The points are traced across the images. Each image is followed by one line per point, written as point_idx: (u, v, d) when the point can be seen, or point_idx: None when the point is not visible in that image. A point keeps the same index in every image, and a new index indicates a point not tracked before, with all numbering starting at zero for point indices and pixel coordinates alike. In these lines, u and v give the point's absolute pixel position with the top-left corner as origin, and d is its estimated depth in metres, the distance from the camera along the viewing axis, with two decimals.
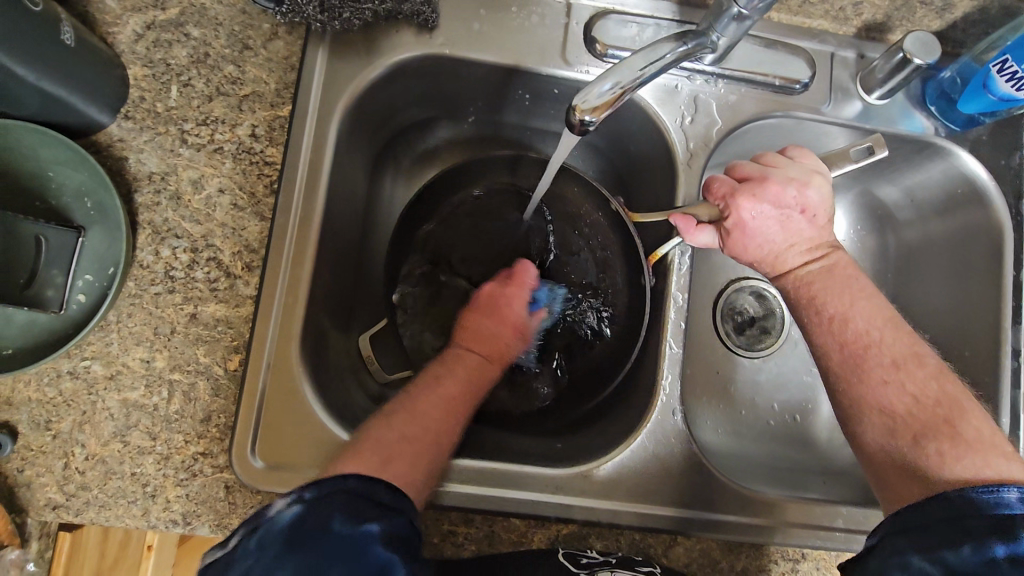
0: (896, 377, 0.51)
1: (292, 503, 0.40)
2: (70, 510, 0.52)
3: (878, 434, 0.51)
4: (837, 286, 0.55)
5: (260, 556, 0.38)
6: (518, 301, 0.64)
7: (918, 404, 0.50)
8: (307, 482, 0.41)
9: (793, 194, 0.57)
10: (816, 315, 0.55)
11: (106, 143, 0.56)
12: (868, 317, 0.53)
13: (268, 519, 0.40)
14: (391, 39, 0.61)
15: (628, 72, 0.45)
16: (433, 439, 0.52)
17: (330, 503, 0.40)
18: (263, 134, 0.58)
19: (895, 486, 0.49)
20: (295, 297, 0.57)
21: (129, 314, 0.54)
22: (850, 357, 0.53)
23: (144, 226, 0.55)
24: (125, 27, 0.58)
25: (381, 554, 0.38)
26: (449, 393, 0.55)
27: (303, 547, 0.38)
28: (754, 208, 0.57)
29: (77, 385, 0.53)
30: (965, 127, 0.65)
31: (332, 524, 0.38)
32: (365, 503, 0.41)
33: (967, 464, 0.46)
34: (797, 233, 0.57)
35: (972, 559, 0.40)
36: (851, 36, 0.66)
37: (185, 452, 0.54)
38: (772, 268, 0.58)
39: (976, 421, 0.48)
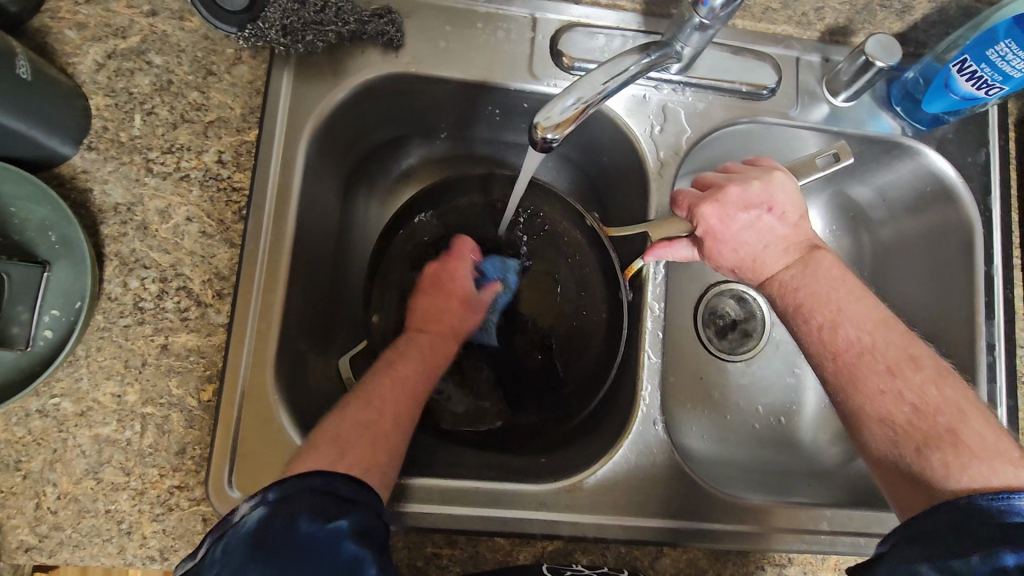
0: (893, 385, 0.50)
1: (256, 506, 0.40)
2: (43, 551, 0.51)
3: (879, 444, 0.50)
4: (823, 292, 0.55)
5: (227, 562, 0.38)
6: (461, 274, 0.65)
7: (918, 412, 0.48)
8: (270, 484, 0.41)
9: (757, 191, 0.58)
10: (804, 324, 0.55)
11: (70, 175, 0.55)
12: (858, 323, 0.52)
13: (233, 524, 0.40)
14: (357, 59, 0.61)
15: (589, 88, 0.45)
16: (392, 422, 0.51)
17: (295, 501, 0.39)
18: (230, 160, 0.57)
19: (901, 494, 0.48)
20: (268, 323, 0.56)
21: (98, 348, 0.54)
22: (844, 366, 0.52)
23: (111, 258, 0.55)
24: (86, 58, 0.57)
25: (350, 549, 0.38)
26: (404, 373, 0.55)
27: (267, 549, 0.37)
28: (720, 214, 0.58)
29: (46, 423, 0.52)
30: (932, 126, 0.66)
31: (296, 526, 0.38)
32: (328, 499, 0.40)
33: (974, 472, 0.45)
34: (769, 230, 0.58)
35: (981, 569, 0.38)
36: (816, 41, 0.66)
37: (160, 486, 0.53)
38: (753, 273, 0.58)
39: (978, 425, 0.47)
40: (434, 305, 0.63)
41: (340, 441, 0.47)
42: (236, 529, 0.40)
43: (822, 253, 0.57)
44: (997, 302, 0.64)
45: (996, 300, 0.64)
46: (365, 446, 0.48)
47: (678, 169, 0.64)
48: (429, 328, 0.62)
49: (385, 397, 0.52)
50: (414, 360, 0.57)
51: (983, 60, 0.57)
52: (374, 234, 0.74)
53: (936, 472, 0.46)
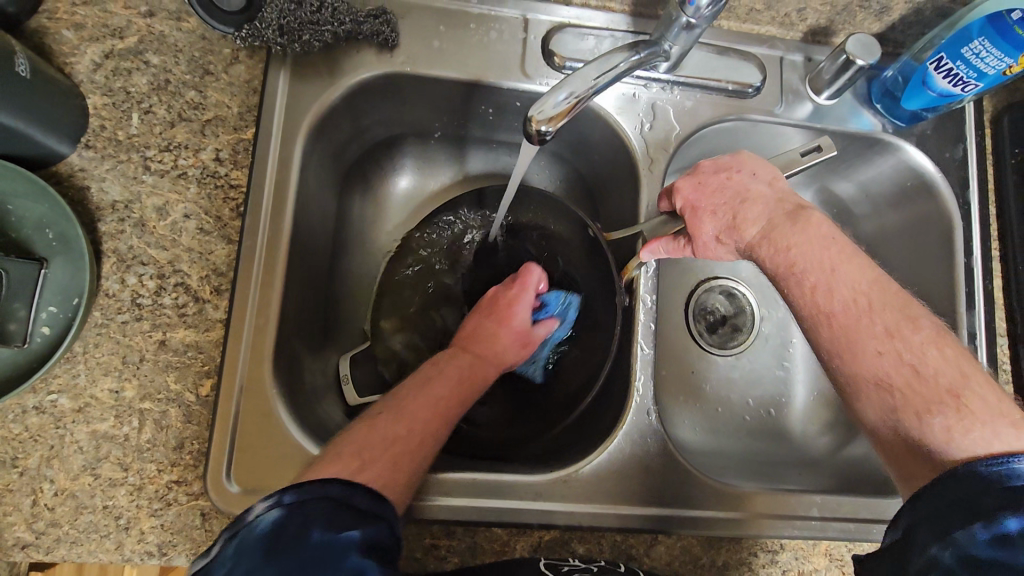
0: (891, 346, 0.48)
1: (271, 507, 0.38)
2: (39, 548, 0.51)
3: (878, 408, 0.49)
4: (816, 253, 0.53)
5: (238, 564, 0.36)
6: (523, 305, 0.63)
7: (917, 375, 0.47)
8: (287, 486, 0.39)
9: (726, 161, 0.61)
10: (797, 287, 0.54)
11: (67, 173, 0.56)
12: (854, 284, 0.51)
13: (246, 524, 0.38)
14: (353, 58, 0.62)
15: (581, 83, 0.47)
16: (418, 443, 0.50)
17: (310, 508, 0.38)
18: (228, 158, 0.58)
19: (903, 463, 0.48)
20: (266, 319, 0.57)
21: (96, 344, 0.54)
22: (840, 330, 0.51)
23: (109, 255, 0.55)
24: (83, 58, 0.58)
25: (359, 562, 0.36)
26: (436, 397, 0.54)
27: (280, 555, 0.36)
28: (693, 181, 0.60)
29: (43, 420, 0.52)
30: (911, 123, 0.68)
31: (311, 533, 0.36)
32: (343, 510, 0.39)
33: (977, 437, 0.44)
34: (748, 191, 0.58)
35: (982, 538, 0.38)
36: (798, 41, 0.69)
37: (159, 481, 0.53)
38: (738, 236, 0.58)
39: (981, 389, 0.46)
40: (493, 330, 0.62)
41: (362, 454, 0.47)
42: (249, 529, 0.38)
43: (809, 211, 0.56)
44: (976, 292, 0.66)
45: (975, 290, 0.66)
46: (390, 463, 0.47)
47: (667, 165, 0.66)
48: (471, 348, 0.61)
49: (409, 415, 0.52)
50: (448, 380, 0.57)
51: (958, 58, 0.59)
52: (369, 233, 0.75)
53: (937, 439, 0.45)
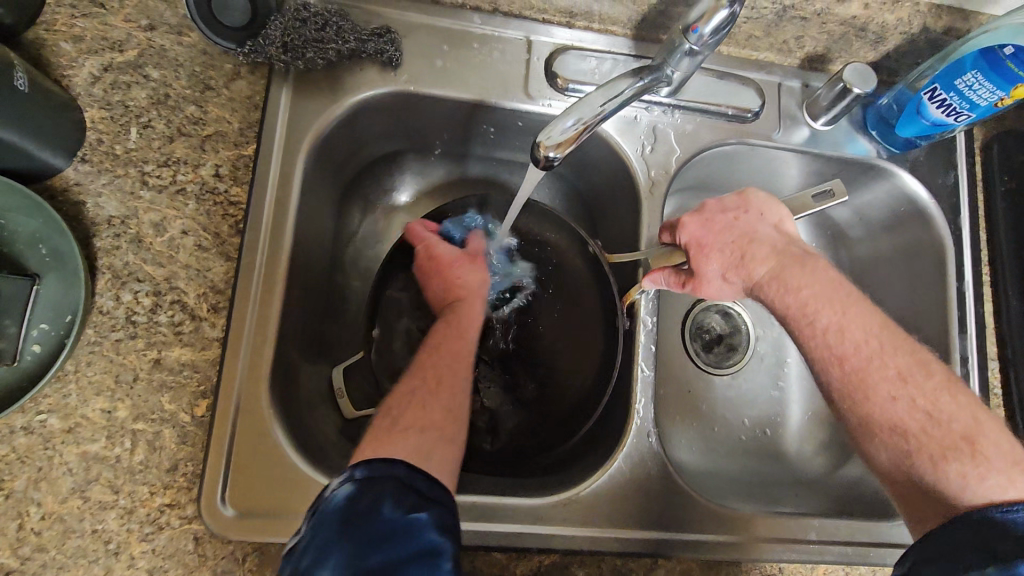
0: (904, 392, 0.51)
1: (345, 483, 0.41)
2: (24, 575, 0.49)
3: (892, 453, 0.50)
4: (827, 295, 0.56)
5: (320, 535, 0.39)
6: (438, 246, 0.66)
7: (932, 420, 0.49)
8: (359, 462, 0.42)
9: (733, 201, 0.63)
10: (809, 327, 0.56)
11: (62, 187, 0.55)
12: (866, 329, 0.54)
13: (326, 497, 0.41)
14: (355, 76, 0.62)
15: (589, 109, 0.47)
16: (433, 393, 0.52)
17: (379, 485, 0.40)
18: (227, 174, 0.57)
19: (915, 507, 0.49)
20: (265, 337, 0.56)
21: (88, 363, 0.53)
22: (851, 371, 0.53)
23: (103, 271, 0.54)
24: (80, 70, 0.57)
25: (430, 538, 0.38)
26: (456, 346, 0.57)
27: (359, 528, 0.38)
28: (702, 219, 0.62)
29: (31, 441, 0.51)
30: (904, 149, 0.69)
31: (381, 508, 0.39)
32: (409, 490, 0.40)
33: (992, 484, 0.46)
34: (756, 232, 0.61)
35: None
36: (795, 68, 0.70)
37: (151, 504, 0.51)
38: (745, 275, 0.60)
39: (993, 435, 0.48)
40: (441, 277, 0.64)
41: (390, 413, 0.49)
42: (328, 503, 0.41)
43: (814, 257, 0.59)
44: (969, 316, 0.67)
45: (968, 315, 0.67)
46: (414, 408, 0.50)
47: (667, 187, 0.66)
48: (454, 297, 0.63)
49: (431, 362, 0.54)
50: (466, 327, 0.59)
51: (952, 89, 0.60)
52: (367, 249, 0.75)
53: (953, 485, 0.47)
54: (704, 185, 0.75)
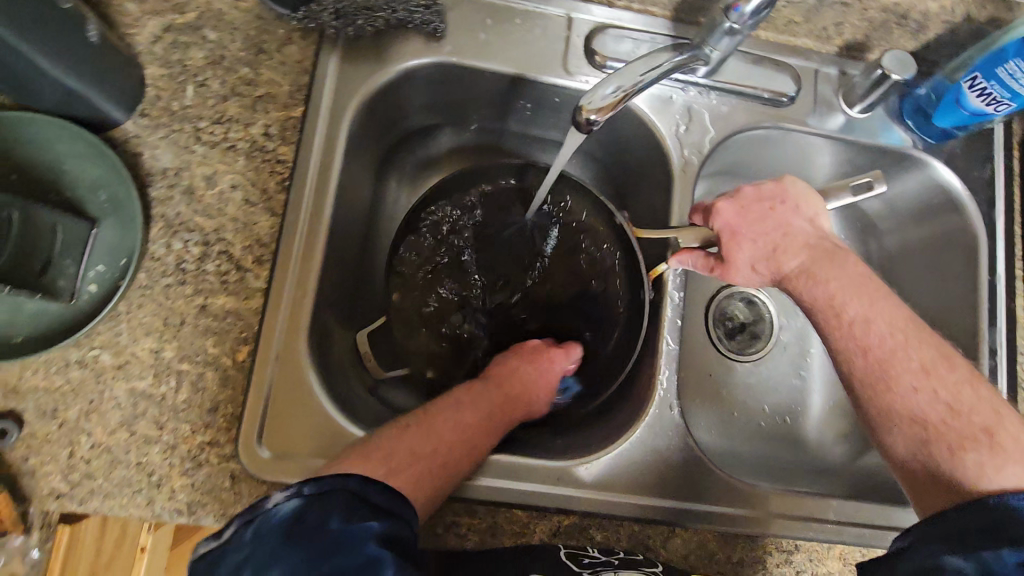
0: (927, 383, 0.50)
1: (290, 498, 0.41)
2: (73, 499, 0.52)
3: (908, 444, 0.50)
4: (855, 287, 0.56)
5: (258, 547, 0.40)
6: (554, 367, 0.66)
7: (952, 413, 0.49)
8: (307, 478, 0.43)
9: (770, 189, 0.63)
10: (835, 317, 0.55)
11: (122, 139, 0.58)
12: (890, 321, 0.54)
13: (266, 511, 0.41)
14: (401, 45, 0.64)
15: (631, 77, 0.49)
16: (442, 461, 0.53)
17: (328, 499, 0.41)
18: (276, 133, 0.60)
19: (928, 495, 0.49)
20: (304, 291, 0.58)
21: (139, 305, 0.55)
22: (875, 363, 0.53)
23: (157, 219, 0.57)
24: (144, 30, 0.60)
25: (373, 550, 0.38)
26: (469, 419, 0.58)
27: (302, 540, 0.39)
28: (736, 205, 0.61)
29: (85, 374, 0.54)
30: (940, 140, 0.69)
31: (329, 523, 0.39)
32: (360, 505, 0.41)
33: (1010, 474, 0.45)
34: (790, 225, 0.61)
35: (1009, 561, 0.39)
36: (833, 55, 0.70)
37: (192, 442, 0.54)
38: (775, 266, 0.60)
39: (1014, 429, 0.47)
40: (523, 380, 0.64)
41: (396, 461, 0.50)
42: (268, 517, 0.41)
43: (846, 252, 0.59)
44: (1001, 309, 0.67)
45: (999, 307, 0.67)
46: (428, 473, 0.51)
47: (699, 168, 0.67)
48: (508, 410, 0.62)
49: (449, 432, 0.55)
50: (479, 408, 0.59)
51: (993, 78, 0.60)
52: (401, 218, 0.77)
53: (969, 474, 0.47)
54: (737, 171, 0.75)
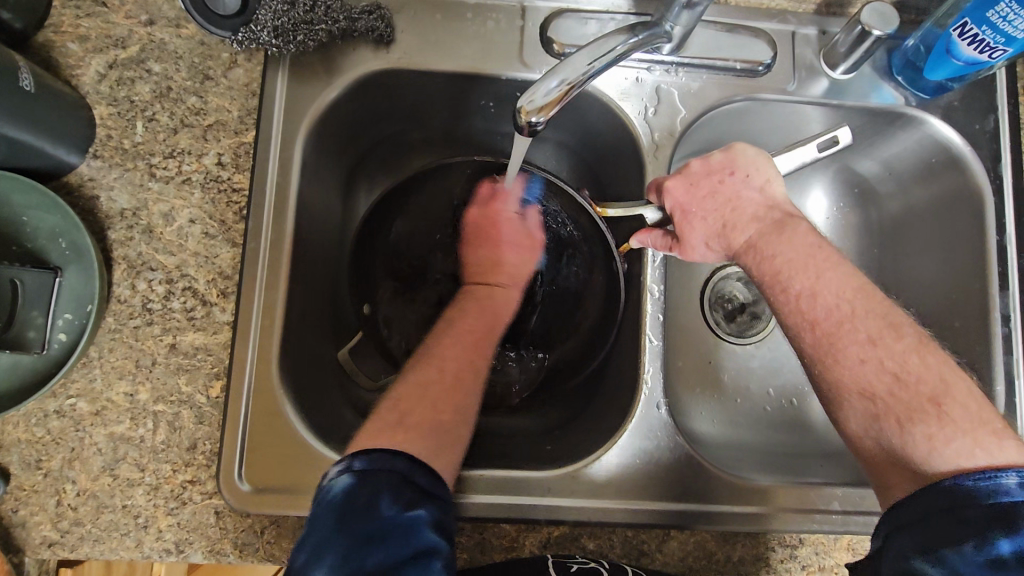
0: (873, 354, 0.48)
1: (343, 474, 0.42)
2: (65, 546, 0.53)
3: (859, 418, 0.47)
4: (802, 262, 0.52)
5: (315, 528, 0.40)
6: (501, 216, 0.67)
7: (899, 382, 0.46)
8: (357, 453, 0.43)
9: (719, 160, 0.59)
10: (783, 294, 0.53)
11: (77, 183, 0.57)
12: (837, 291, 0.51)
13: (323, 489, 0.42)
14: (350, 56, 0.62)
15: (574, 70, 0.46)
16: (458, 378, 0.53)
17: (378, 480, 0.41)
18: (229, 162, 0.59)
19: (883, 472, 0.46)
20: (272, 319, 0.57)
21: (110, 349, 0.55)
22: (823, 337, 0.50)
23: (119, 262, 0.56)
24: (88, 69, 0.59)
25: (426, 538, 0.40)
26: (472, 330, 0.58)
27: (353, 527, 0.39)
28: (685, 185, 0.58)
29: (64, 423, 0.54)
30: (936, 94, 0.64)
31: (380, 504, 0.40)
32: (408, 485, 0.42)
33: (957, 447, 0.43)
34: (739, 198, 0.58)
35: (975, 559, 0.38)
36: (811, 14, 0.65)
37: (174, 481, 0.54)
38: (726, 243, 0.58)
39: (963, 397, 0.45)
40: (490, 258, 0.65)
41: (400, 407, 0.49)
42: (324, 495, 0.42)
43: (796, 220, 0.56)
44: (1010, 272, 0.63)
45: (1009, 270, 0.63)
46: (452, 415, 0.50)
47: (673, 152, 0.64)
48: (493, 280, 0.64)
49: (448, 365, 0.53)
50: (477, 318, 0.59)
51: (984, 22, 0.55)
52: None
53: (918, 450, 0.44)
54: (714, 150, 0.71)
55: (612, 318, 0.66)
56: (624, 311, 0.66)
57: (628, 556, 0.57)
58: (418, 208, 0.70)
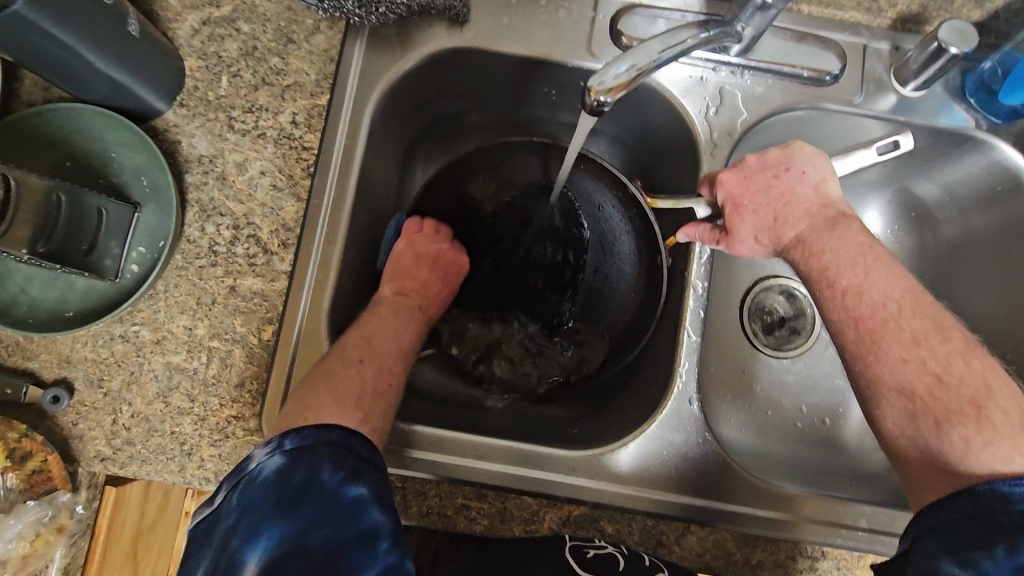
0: (916, 354, 0.47)
1: (274, 456, 0.43)
2: (116, 463, 0.57)
3: (897, 417, 0.47)
4: (851, 259, 0.52)
5: (248, 506, 0.41)
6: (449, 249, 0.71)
7: (940, 383, 0.46)
8: (287, 434, 0.44)
9: (775, 156, 0.59)
10: (829, 289, 0.53)
11: (162, 127, 0.61)
12: (886, 289, 0.50)
13: (249, 473, 0.43)
14: (424, 33, 0.64)
15: (645, 55, 0.47)
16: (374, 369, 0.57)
17: (314, 457, 0.43)
18: (303, 121, 0.62)
19: (918, 474, 0.46)
20: (326, 274, 0.60)
21: (175, 285, 0.59)
22: (866, 334, 0.50)
23: (192, 204, 0.60)
24: (184, 24, 0.63)
25: (372, 518, 0.42)
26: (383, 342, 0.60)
27: (296, 506, 0.41)
28: (739, 177, 0.58)
29: (127, 348, 0.58)
30: (1009, 120, 0.62)
31: (322, 479, 0.42)
32: (346, 456, 0.44)
33: (996, 450, 0.42)
34: (792, 194, 0.58)
35: (1005, 564, 0.37)
36: (886, 28, 0.65)
37: (220, 415, 0.57)
38: (775, 237, 0.58)
39: (1006, 401, 0.44)
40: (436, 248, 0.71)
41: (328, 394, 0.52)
42: (253, 477, 0.43)
43: (849, 220, 0.55)
44: None
45: None
46: (377, 375, 0.57)
47: (730, 153, 0.64)
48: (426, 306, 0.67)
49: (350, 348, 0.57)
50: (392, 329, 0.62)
51: None
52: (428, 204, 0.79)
53: (955, 450, 0.44)
54: None
55: (653, 309, 0.68)
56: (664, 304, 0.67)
57: (645, 545, 0.57)
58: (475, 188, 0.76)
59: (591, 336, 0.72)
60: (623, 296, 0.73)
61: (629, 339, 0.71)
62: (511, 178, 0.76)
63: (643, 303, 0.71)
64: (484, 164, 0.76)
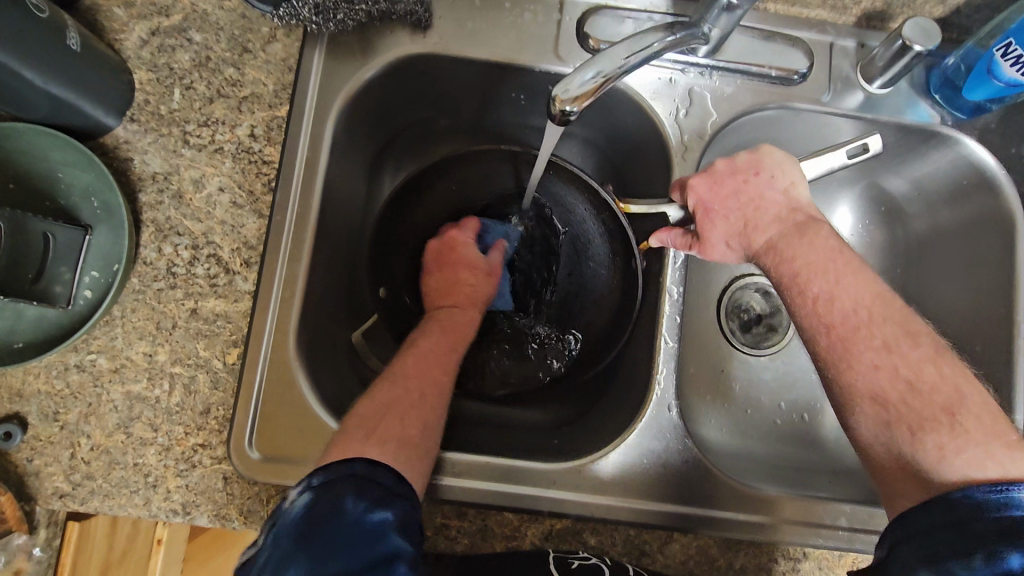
0: (888, 360, 0.47)
1: (302, 493, 0.40)
2: (75, 499, 0.54)
3: (871, 422, 0.47)
4: (822, 265, 0.52)
5: (276, 550, 0.38)
6: (465, 246, 0.68)
7: (912, 390, 0.46)
8: (315, 471, 0.42)
9: (744, 161, 0.59)
10: (800, 296, 0.53)
11: (113, 145, 0.58)
12: (856, 295, 0.50)
13: (281, 513, 0.40)
14: (386, 38, 0.62)
15: (610, 62, 0.46)
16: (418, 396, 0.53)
17: (339, 486, 0.40)
18: (262, 134, 0.59)
19: (893, 479, 0.46)
20: (292, 292, 0.58)
21: (133, 310, 0.56)
22: (838, 341, 0.50)
23: (148, 224, 0.57)
24: (131, 34, 0.60)
25: (393, 543, 0.38)
26: (430, 357, 0.57)
27: (316, 542, 0.38)
28: (709, 183, 0.58)
29: (83, 378, 0.55)
30: (973, 115, 0.63)
31: (345, 507, 0.39)
32: (372, 486, 0.41)
33: (969, 457, 0.42)
34: (762, 199, 0.57)
35: (983, 573, 0.37)
36: (851, 26, 0.65)
37: (185, 443, 0.55)
38: (747, 242, 0.58)
39: (976, 406, 0.44)
40: (448, 279, 0.67)
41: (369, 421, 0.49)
42: (285, 517, 0.40)
43: (819, 225, 0.55)
44: None
45: None
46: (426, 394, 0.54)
47: (701, 155, 0.64)
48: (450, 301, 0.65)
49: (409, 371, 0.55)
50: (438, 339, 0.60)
51: None
52: None
53: (929, 457, 0.44)
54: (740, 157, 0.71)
55: (628, 314, 0.67)
56: (640, 309, 0.66)
57: (628, 555, 0.56)
58: (443, 192, 0.74)
59: (568, 342, 0.71)
60: (598, 297, 0.71)
61: (604, 345, 0.69)
62: (480, 185, 0.74)
63: (620, 307, 0.69)
64: (451, 173, 0.73)
